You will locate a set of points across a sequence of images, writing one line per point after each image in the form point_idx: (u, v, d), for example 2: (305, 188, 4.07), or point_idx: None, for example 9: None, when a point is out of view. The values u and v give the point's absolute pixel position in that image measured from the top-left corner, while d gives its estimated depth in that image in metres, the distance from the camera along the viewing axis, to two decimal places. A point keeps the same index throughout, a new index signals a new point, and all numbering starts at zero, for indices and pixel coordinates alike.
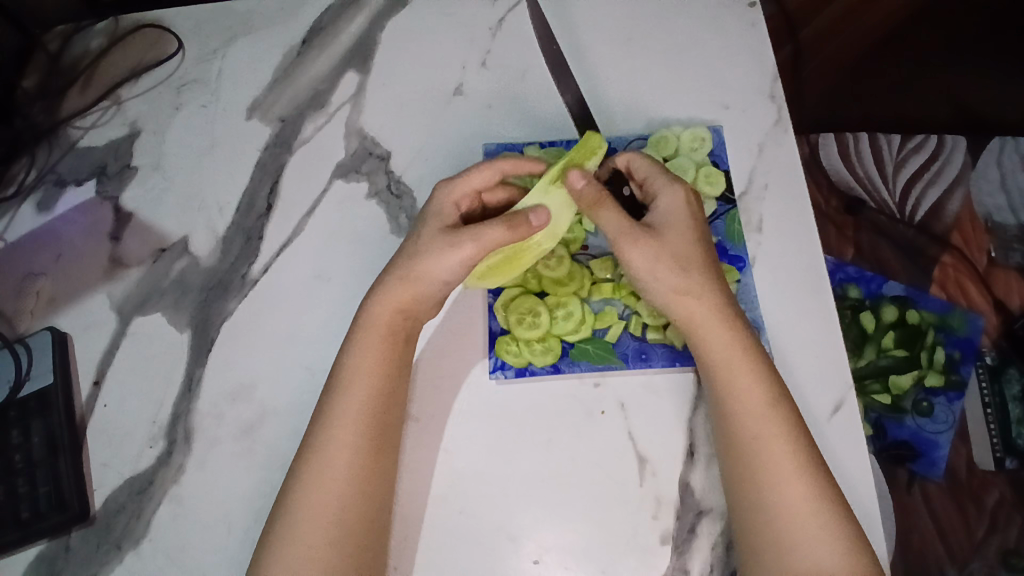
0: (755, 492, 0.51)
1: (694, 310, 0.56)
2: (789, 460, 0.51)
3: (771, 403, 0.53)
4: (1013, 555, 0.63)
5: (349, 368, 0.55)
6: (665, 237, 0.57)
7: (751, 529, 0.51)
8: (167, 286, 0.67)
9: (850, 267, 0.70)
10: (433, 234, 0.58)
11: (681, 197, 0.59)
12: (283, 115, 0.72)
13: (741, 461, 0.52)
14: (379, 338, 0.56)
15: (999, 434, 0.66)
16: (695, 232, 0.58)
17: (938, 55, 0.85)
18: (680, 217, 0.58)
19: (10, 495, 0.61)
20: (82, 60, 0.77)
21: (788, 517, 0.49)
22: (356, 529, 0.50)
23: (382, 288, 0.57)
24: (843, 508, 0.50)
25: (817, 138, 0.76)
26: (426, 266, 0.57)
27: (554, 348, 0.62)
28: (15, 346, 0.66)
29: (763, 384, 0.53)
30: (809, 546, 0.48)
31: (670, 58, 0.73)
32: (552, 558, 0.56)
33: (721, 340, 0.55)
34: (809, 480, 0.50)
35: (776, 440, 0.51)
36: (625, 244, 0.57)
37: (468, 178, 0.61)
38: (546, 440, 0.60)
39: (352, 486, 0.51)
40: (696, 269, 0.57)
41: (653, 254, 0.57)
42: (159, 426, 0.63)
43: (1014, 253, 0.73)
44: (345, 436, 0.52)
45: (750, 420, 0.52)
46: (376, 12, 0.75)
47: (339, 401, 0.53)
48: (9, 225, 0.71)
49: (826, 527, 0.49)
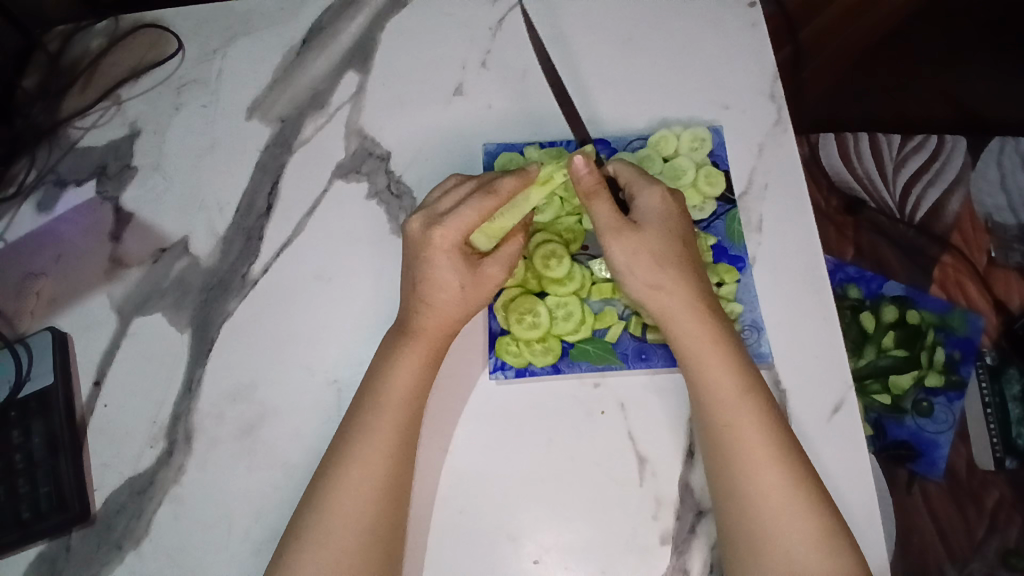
0: (732, 484, 0.51)
1: (665, 304, 0.56)
2: (760, 449, 0.51)
3: (742, 394, 0.53)
4: (1013, 554, 0.63)
5: (390, 379, 0.55)
6: (644, 231, 0.58)
7: (730, 521, 0.51)
8: (167, 286, 0.67)
9: (850, 267, 0.70)
10: (467, 277, 0.58)
11: (658, 197, 0.59)
12: (283, 114, 0.72)
13: (715, 451, 0.53)
14: (430, 358, 0.57)
15: (999, 433, 0.66)
16: (675, 230, 0.59)
17: (938, 57, 0.85)
18: (659, 215, 0.59)
19: (10, 495, 0.61)
20: (82, 60, 0.77)
21: (759, 507, 0.50)
22: (390, 530, 0.51)
23: (428, 326, 0.57)
24: (817, 496, 0.50)
25: (817, 138, 0.76)
26: (434, 295, 0.57)
27: (554, 348, 0.62)
28: (15, 346, 0.66)
29: (733, 373, 0.54)
30: (782, 538, 0.48)
31: (670, 58, 0.73)
32: (552, 558, 0.57)
33: (691, 334, 0.55)
34: (781, 469, 0.50)
35: (747, 431, 0.52)
36: (610, 240, 0.58)
37: (453, 223, 0.57)
38: (546, 440, 0.60)
39: (387, 488, 0.52)
40: (670, 264, 0.57)
41: (632, 250, 0.57)
42: (159, 426, 0.63)
43: (1014, 253, 0.73)
44: (386, 442, 0.53)
45: (720, 412, 0.53)
46: (376, 12, 0.75)
47: (380, 406, 0.54)
48: (9, 225, 0.71)
49: (798, 517, 0.49)
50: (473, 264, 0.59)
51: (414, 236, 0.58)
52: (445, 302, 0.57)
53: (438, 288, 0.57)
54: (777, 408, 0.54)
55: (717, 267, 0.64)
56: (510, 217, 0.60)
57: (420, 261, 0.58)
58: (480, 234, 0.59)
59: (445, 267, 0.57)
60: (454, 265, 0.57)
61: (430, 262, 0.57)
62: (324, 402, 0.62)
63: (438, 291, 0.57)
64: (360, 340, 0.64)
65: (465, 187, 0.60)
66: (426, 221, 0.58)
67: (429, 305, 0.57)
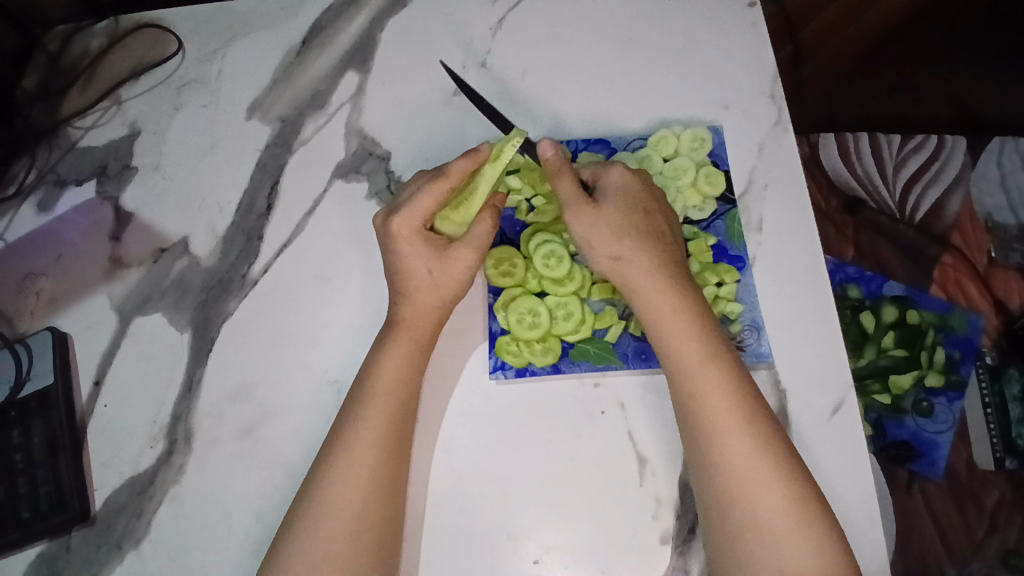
0: (701, 451, 0.51)
1: (627, 274, 0.57)
2: (726, 416, 0.51)
3: (703, 361, 0.53)
4: (1013, 555, 0.63)
5: (379, 370, 0.55)
6: (603, 206, 0.59)
7: (700, 489, 0.51)
8: (167, 286, 0.67)
9: (850, 267, 0.71)
10: (433, 261, 0.57)
11: (620, 175, 0.60)
12: (284, 114, 0.72)
13: (682, 419, 0.53)
14: (416, 345, 0.57)
15: (999, 433, 0.66)
16: (638, 204, 0.59)
17: (936, 57, 0.85)
18: (623, 191, 0.60)
19: (10, 495, 0.61)
20: (82, 60, 0.77)
21: (726, 474, 0.49)
22: (381, 520, 0.51)
23: (407, 315, 0.57)
24: (791, 467, 0.50)
25: (817, 138, 0.77)
26: (409, 283, 0.57)
27: (554, 348, 0.62)
28: (15, 346, 0.67)
29: (695, 340, 0.54)
30: (750, 505, 0.48)
31: (670, 58, 0.72)
32: (552, 558, 0.57)
33: (652, 302, 0.56)
34: (749, 435, 0.50)
35: (711, 398, 0.52)
36: (571, 215, 0.59)
37: (412, 209, 0.57)
38: (546, 440, 0.60)
39: (377, 477, 0.51)
40: (630, 235, 0.58)
41: (591, 224, 0.58)
42: (160, 426, 0.63)
43: (1014, 253, 0.73)
44: (374, 431, 0.53)
45: (681, 379, 0.53)
46: (376, 12, 0.75)
47: (370, 396, 0.54)
48: (9, 225, 0.71)
49: (765, 483, 0.49)
50: (441, 248, 0.58)
51: (379, 230, 0.59)
52: (418, 288, 0.57)
53: (407, 276, 0.58)
54: (744, 376, 0.53)
55: (717, 267, 0.64)
56: (467, 202, 0.60)
57: (389, 252, 0.58)
58: (447, 220, 0.60)
59: (409, 255, 0.58)
60: (418, 251, 0.57)
61: (395, 252, 0.58)
62: (324, 402, 0.62)
63: (409, 279, 0.58)
64: (360, 340, 0.64)
65: (421, 178, 0.61)
66: (387, 214, 0.59)
67: (405, 294, 0.58)
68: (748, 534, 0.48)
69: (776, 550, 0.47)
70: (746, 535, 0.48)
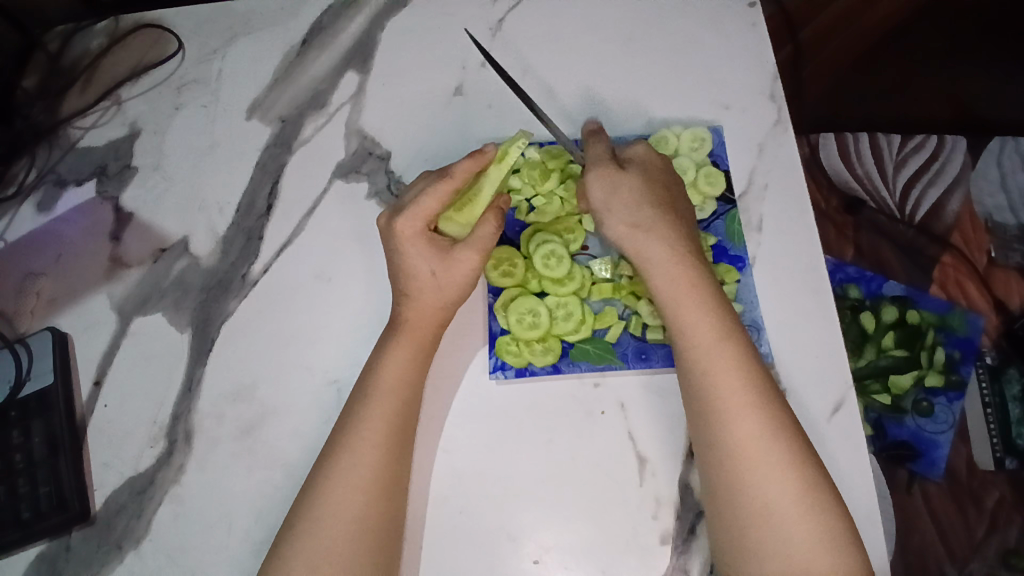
0: (713, 431, 0.51)
1: (642, 248, 0.57)
2: (739, 397, 0.51)
3: (719, 339, 0.53)
4: (1013, 555, 0.63)
5: (382, 371, 0.55)
6: (626, 171, 0.60)
7: (710, 471, 0.51)
8: (167, 286, 0.67)
9: (850, 267, 0.70)
10: (436, 262, 0.57)
11: (645, 151, 0.63)
12: (284, 114, 0.72)
13: (695, 398, 0.53)
14: (419, 346, 0.57)
15: (999, 433, 0.66)
16: (656, 179, 0.61)
17: (937, 56, 0.85)
18: (645, 165, 0.61)
19: (10, 495, 0.61)
20: (82, 60, 0.77)
21: (737, 456, 0.49)
22: (382, 521, 0.51)
23: (411, 317, 0.57)
24: (801, 455, 0.50)
25: (817, 138, 0.76)
26: (412, 283, 0.57)
27: (554, 348, 0.62)
28: (15, 346, 0.67)
29: (710, 319, 0.54)
30: (761, 489, 0.48)
31: (670, 58, 0.72)
32: (552, 558, 0.57)
33: (668, 276, 0.56)
34: (762, 417, 0.50)
35: (725, 377, 0.51)
36: (594, 169, 0.60)
37: (416, 210, 0.57)
38: (546, 440, 0.60)
39: (379, 478, 0.51)
40: (648, 209, 0.58)
41: (614, 182, 0.59)
42: (160, 426, 0.63)
43: (1014, 253, 0.73)
44: (377, 431, 0.53)
45: (696, 356, 0.53)
46: (376, 12, 0.75)
47: (373, 396, 0.54)
48: (9, 225, 0.71)
49: (776, 469, 0.49)
50: (445, 249, 0.58)
51: (383, 230, 0.59)
52: (422, 290, 0.57)
53: (410, 277, 0.57)
54: (756, 360, 0.53)
55: (717, 267, 0.64)
56: (471, 203, 0.60)
57: (393, 252, 0.58)
58: (451, 220, 0.59)
59: (413, 255, 0.57)
60: (421, 252, 0.57)
61: (399, 253, 0.58)
62: (324, 402, 0.62)
63: (413, 280, 0.57)
64: (360, 340, 0.64)
65: (426, 179, 0.61)
66: (391, 214, 0.59)
67: (409, 296, 0.58)
68: (758, 517, 0.48)
69: (784, 537, 0.47)
70: (756, 518, 0.48)
